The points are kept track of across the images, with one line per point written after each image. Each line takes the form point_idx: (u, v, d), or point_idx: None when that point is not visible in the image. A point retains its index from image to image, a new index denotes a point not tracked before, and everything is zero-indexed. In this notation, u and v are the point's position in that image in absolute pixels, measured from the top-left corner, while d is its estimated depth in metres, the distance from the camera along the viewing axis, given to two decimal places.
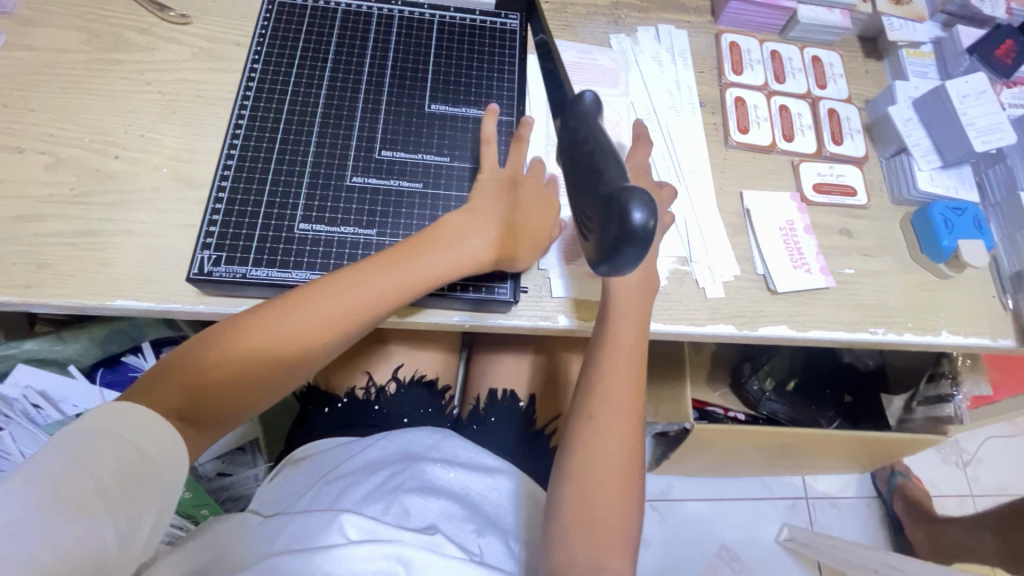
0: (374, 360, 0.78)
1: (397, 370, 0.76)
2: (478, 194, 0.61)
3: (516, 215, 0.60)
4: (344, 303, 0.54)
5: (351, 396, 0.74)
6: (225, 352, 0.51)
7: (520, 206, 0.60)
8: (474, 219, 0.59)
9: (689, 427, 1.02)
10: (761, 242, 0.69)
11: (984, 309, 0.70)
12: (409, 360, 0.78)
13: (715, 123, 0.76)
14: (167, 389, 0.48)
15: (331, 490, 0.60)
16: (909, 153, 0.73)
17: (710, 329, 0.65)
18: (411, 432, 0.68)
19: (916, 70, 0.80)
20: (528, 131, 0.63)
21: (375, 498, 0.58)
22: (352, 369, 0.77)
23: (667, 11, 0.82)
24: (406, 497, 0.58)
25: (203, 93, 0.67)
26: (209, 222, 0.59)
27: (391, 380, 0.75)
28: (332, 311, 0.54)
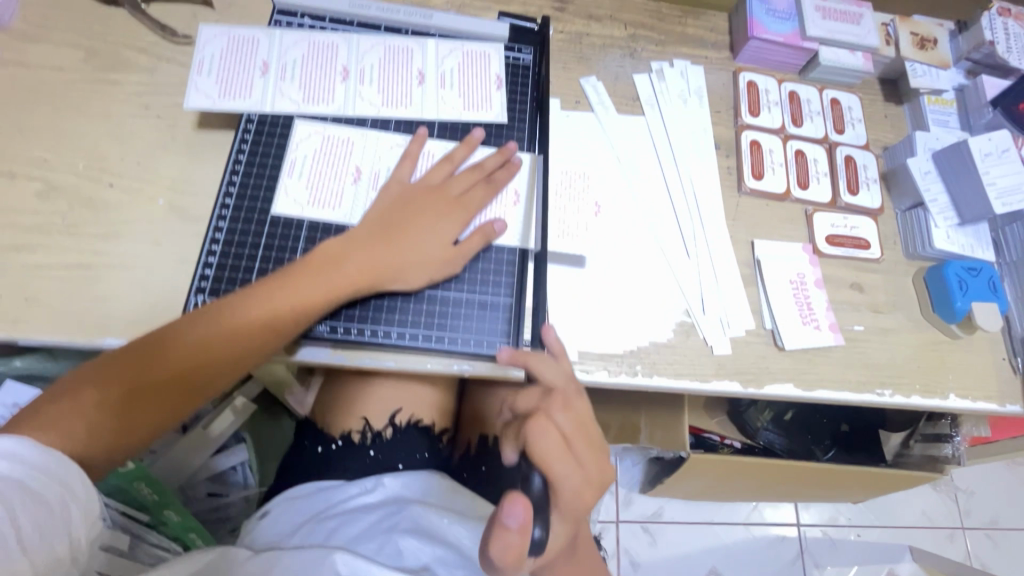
0: (372, 401, 0.74)
1: (393, 414, 0.73)
2: (408, 201, 0.58)
3: (392, 217, 0.57)
4: (220, 331, 0.51)
5: (346, 438, 0.72)
6: (91, 403, 0.48)
7: (470, 202, 0.60)
8: (351, 250, 0.55)
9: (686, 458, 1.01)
10: (771, 297, 0.67)
11: (994, 371, 0.69)
12: (408, 404, 0.74)
13: (729, 167, 0.74)
14: (85, 418, 0.47)
15: (324, 528, 0.60)
16: (926, 208, 0.71)
17: (715, 386, 0.64)
18: (407, 476, 0.67)
19: (937, 118, 0.78)
20: (416, 145, 0.61)
21: (367, 539, 0.58)
22: (347, 408, 0.74)
23: (684, 46, 0.80)
24: (399, 539, 0.58)
25: (203, 120, 0.65)
26: (205, 264, 0.56)
27: (388, 424, 0.72)
28: (230, 330, 0.51)
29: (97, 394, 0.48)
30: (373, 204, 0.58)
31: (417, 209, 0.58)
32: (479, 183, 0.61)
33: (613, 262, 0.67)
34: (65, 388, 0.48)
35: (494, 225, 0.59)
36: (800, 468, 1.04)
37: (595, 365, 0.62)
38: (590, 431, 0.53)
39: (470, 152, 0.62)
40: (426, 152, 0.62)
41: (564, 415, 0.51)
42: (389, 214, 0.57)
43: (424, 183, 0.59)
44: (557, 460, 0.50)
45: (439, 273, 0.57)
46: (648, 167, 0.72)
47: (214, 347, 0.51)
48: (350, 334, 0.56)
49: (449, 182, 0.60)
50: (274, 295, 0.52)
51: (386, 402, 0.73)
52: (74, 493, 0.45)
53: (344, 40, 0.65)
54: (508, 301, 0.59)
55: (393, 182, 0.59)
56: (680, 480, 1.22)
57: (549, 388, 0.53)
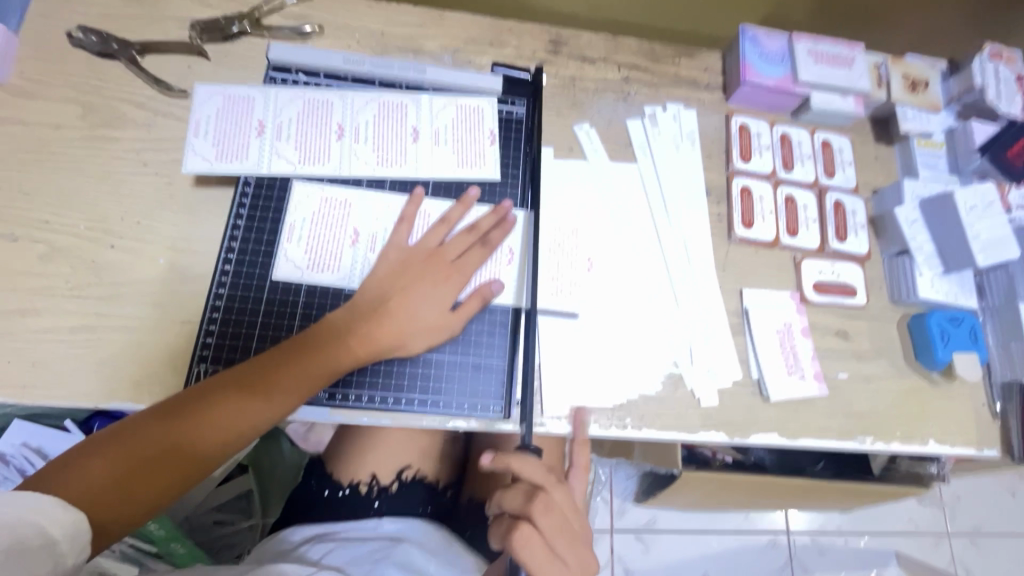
0: (381, 456, 0.75)
1: (400, 470, 0.75)
2: (405, 267, 0.60)
3: (391, 284, 0.59)
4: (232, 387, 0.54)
5: (353, 488, 0.74)
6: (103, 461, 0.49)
7: (467, 264, 0.62)
8: (351, 318, 0.58)
9: (676, 475, 0.99)
10: (758, 347, 0.69)
11: (973, 418, 0.71)
12: (411, 453, 0.76)
13: (720, 214, 0.75)
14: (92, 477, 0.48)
15: (322, 547, 0.66)
16: (911, 257, 0.73)
17: (701, 437, 0.66)
18: (407, 522, 0.71)
19: (926, 161, 0.79)
20: (413, 207, 0.62)
21: (358, 564, 0.63)
22: (354, 458, 0.75)
23: (677, 87, 0.81)
24: (386, 569, 0.63)
25: (200, 176, 0.66)
26: (207, 332, 0.59)
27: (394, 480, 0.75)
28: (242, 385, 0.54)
29: (122, 444, 0.50)
30: (373, 270, 0.60)
31: (416, 277, 0.60)
32: (474, 246, 0.62)
33: (604, 313, 0.68)
34: (92, 442, 0.50)
35: (491, 287, 0.61)
36: (790, 483, 1.01)
37: (586, 419, 0.64)
38: (569, 528, 0.58)
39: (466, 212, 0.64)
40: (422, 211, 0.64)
41: (548, 520, 0.56)
42: (389, 283, 0.59)
43: (421, 249, 0.61)
44: (542, 568, 0.55)
45: (439, 337, 0.60)
46: (639, 215, 0.73)
47: (235, 398, 0.53)
48: (349, 399, 0.59)
49: (445, 246, 0.62)
50: (294, 348, 0.56)
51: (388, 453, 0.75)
52: (53, 516, 0.43)
53: (339, 98, 0.65)
54: (499, 363, 0.62)
55: (392, 248, 0.61)
56: (672, 494, 1.24)
57: (534, 492, 0.57)
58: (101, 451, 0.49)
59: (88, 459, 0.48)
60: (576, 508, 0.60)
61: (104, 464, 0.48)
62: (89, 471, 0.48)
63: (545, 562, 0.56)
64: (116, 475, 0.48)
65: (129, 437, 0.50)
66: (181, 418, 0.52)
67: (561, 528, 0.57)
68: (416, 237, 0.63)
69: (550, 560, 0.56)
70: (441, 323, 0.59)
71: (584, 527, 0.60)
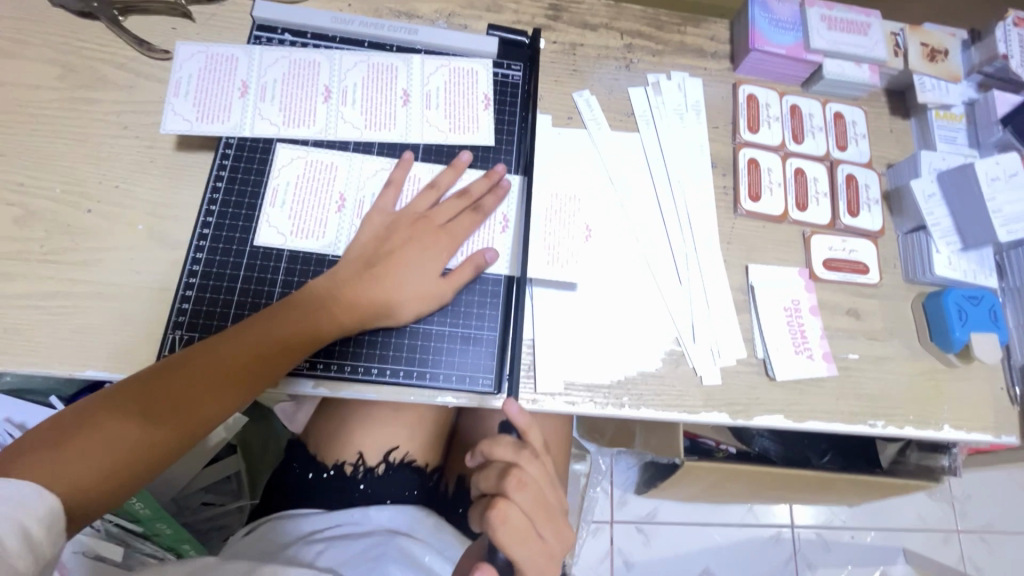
0: (368, 435, 0.73)
1: (388, 451, 0.73)
2: (391, 233, 0.57)
3: (375, 251, 0.56)
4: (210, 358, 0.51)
5: (338, 468, 0.72)
6: (75, 437, 0.45)
7: (457, 232, 0.59)
8: (335, 285, 0.55)
9: (678, 463, 0.96)
10: (764, 325, 0.66)
11: (990, 402, 0.67)
12: (403, 440, 0.74)
13: (726, 187, 0.72)
14: (64, 458, 0.44)
15: (313, 548, 0.62)
16: (927, 232, 0.69)
17: (703, 417, 0.63)
18: (396, 509, 0.69)
19: (944, 134, 0.75)
20: (401, 171, 0.60)
21: (355, 563, 0.60)
22: (341, 439, 0.73)
23: (683, 56, 0.77)
24: (388, 567, 0.60)
25: (182, 140, 0.63)
26: (184, 297, 0.56)
27: (382, 461, 0.72)
28: (222, 356, 0.51)
29: (100, 433, 0.46)
30: (358, 235, 0.57)
31: (403, 243, 0.57)
32: (465, 211, 0.60)
33: (602, 288, 0.65)
34: (58, 430, 0.46)
35: (485, 254, 0.58)
36: (795, 475, 0.97)
37: (581, 396, 0.61)
38: (545, 502, 0.56)
39: (456, 177, 0.61)
40: (411, 177, 0.61)
41: (523, 492, 0.55)
42: (374, 248, 0.57)
43: (409, 214, 0.58)
44: (518, 543, 0.54)
45: (428, 306, 0.57)
46: (640, 187, 0.70)
47: (221, 377, 0.51)
48: (330, 370, 0.56)
49: (434, 211, 0.59)
50: (280, 324, 0.53)
51: (378, 435, 0.73)
52: (30, 509, 0.40)
53: (327, 58, 0.63)
54: (490, 336, 0.60)
55: (377, 212, 0.58)
56: (673, 485, 1.21)
57: (507, 470, 0.56)
58: (75, 442, 0.45)
59: (63, 451, 0.45)
60: (551, 483, 0.59)
61: (86, 456, 0.45)
62: (69, 466, 0.44)
63: (521, 537, 0.54)
64: (104, 468, 0.45)
65: (108, 424, 0.47)
66: (161, 399, 0.49)
67: (535, 503, 0.55)
68: (404, 203, 0.60)
69: (527, 534, 0.54)
70: (428, 292, 0.56)
71: (559, 502, 0.59)
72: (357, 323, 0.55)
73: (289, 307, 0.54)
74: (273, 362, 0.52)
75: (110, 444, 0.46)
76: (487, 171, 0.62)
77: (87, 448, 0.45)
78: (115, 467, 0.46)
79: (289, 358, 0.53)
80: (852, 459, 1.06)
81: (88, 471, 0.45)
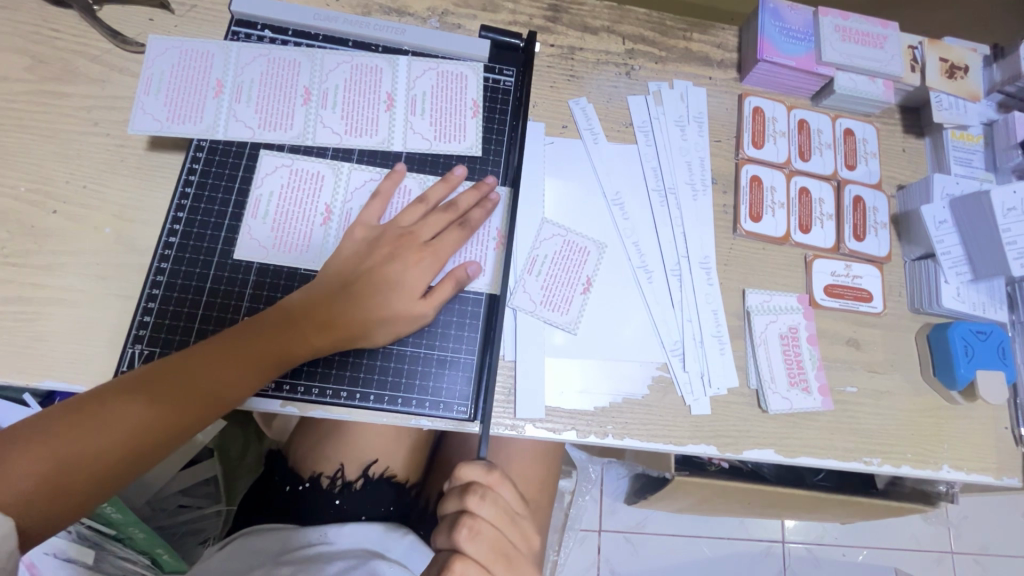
0: (349, 448, 0.70)
1: (368, 465, 0.70)
2: (373, 250, 0.54)
3: (356, 268, 0.54)
4: (173, 374, 0.48)
5: (315, 480, 0.69)
6: (25, 450, 0.43)
7: (441, 249, 0.55)
8: (311, 305, 0.52)
9: (668, 480, 0.93)
10: (758, 353, 0.62)
11: (992, 442, 0.64)
12: (385, 455, 0.71)
13: (726, 206, 0.68)
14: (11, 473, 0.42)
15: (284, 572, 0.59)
16: (937, 261, 0.66)
17: (690, 450, 0.60)
18: (372, 526, 0.67)
19: (959, 157, 0.71)
20: (389, 183, 0.57)
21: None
22: (321, 450, 0.71)
23: (687, 64, 0.73)
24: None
25: (154, 139, 0.60)
26: (146, 310, 0.53)
27: (360, 476, 0.70)
28: (187, 374, 0.48)
29: (44, 449, 0.44)
30: (337, 251, 0.55)
31: (385, 259, 0.54)
32: (451, 226, 0.56)
33: (591, 309, 0.62)
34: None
35: (466, 267, 0.56)
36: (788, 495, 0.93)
37: (563, 423, 0.58)
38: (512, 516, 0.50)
39: (448, 191, 0.58)
40: (397, 193, 0.58)
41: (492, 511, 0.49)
42: (352, 266, 0.54)
43: (393, 227, 0.55)
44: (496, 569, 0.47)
45: (408, 325, 0.54)
46: (636, 202, 0.67)
47: (181, 397, 0.48)
48: (298, 391, 0.54)
49: (420, 226, 0.56)
50: (246, 343, 0.50)
51: (358, 453, 0.70)
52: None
53: (307, 58, 0.59)
54: (468, 359, 0.57)
55: (358, 226, 0.55)
56: (664, 498, 1.18)
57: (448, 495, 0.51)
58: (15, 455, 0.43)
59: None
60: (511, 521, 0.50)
61: (25, 473, 0.43)
62: (5, 482, 0.42)
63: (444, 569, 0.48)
64: (45, 485, 0.43)
65: (50, 442, 0.44)
66: (107, 417, 0.46)
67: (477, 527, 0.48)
68: (389, 215, 0.58)
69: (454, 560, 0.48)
70: (406, 312, 0.53)
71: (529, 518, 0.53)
72: (331, 345, 0.52)
73: (260, 325, 0.51)
74: (240, 381, 0.50)
75: (60, 459, 0.44)
76: (478, 183, 0.59)
77: (29, 464, 0.43)
78: (55, 483, 0.44)
79: (258, 377, 0.50)
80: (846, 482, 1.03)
81: (25, 488, 0.42)
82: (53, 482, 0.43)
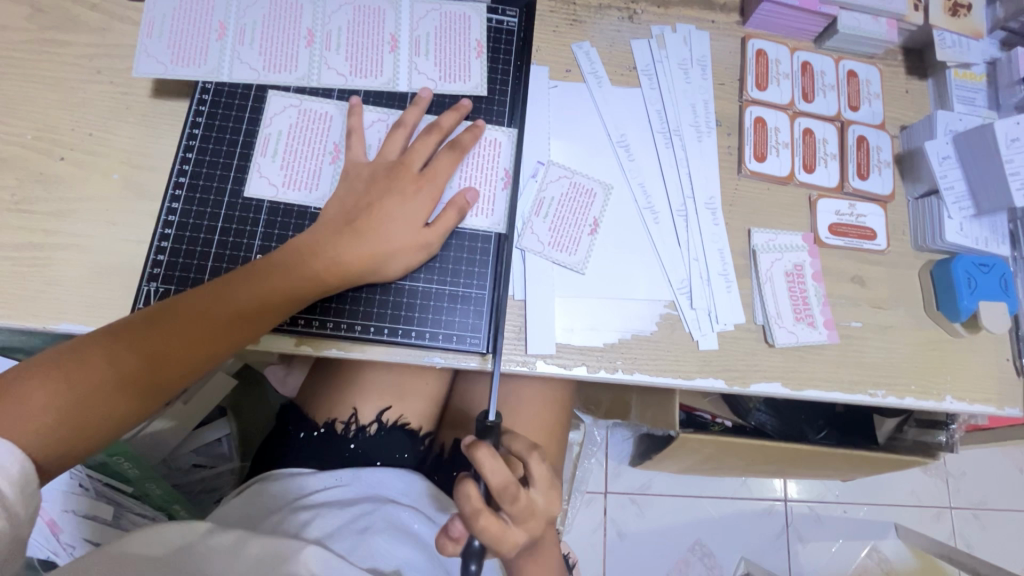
0: (363, 395, 0.73)
1: (381, 411, 0.72)
2: (370, 185, 0.54)
3: (354, 204, 0.54)
4: (188, 311, 0.49)
5: (329, 426, 0.71)
6: (42, 384, 0.43)
7: (441, 182, 0.56)
8: (314, 243, 0.53)
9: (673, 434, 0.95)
10: (765, 290, 0.63)
11: (994, 374, 0.66)
12: (397, 402, 0.74)
13: (730, 147, 0.68)
14: (32, 407, 0.42)
15: (300, 516, 0.60)
16: (940, 197, 0.66)
17: (698, 384, 0.61)
18: (386, 472, 0.68)
19: (962, 95, 0.71)
20: (357, 118, 0.56)
21: (341, 537, 0.59)
22: (333, 398, 0.73)
23: (690, 8, 0.73)
24: (377, 539, 0.60)
25: (157, 87, 0.60)
26: (159, 250, 0.54)
27: (374, 421, 0.72)
28: (200, 311, 0.49)
29: (56, 384, 0.44)
30: (336, 190, 0.55)
31: (382, 195, 0.54)
32: (447, 156, 0.56)
33: (598, 250, 0.63)
34: (18, 377, 0.44)
35: (466, 196, 0.56)
36: (794, 449, 0.93)
37: (573, 359, 0.59)
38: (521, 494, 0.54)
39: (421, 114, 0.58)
40: (369, 125, 0.58)
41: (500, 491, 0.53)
42: (352, 202, 0.54)
43: (382, 161, 0.55)
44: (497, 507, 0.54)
45: (415, 258, 0.55)
46: (642, 145, 0.67)
47: (196, 333, 0.48)
48: (312, 327, 0.55)
49: (409, 155, 0.55)
50: (255, 280, 0.51)
51: (372, 400, 0.73)
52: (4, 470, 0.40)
53: (310, 0, 0.59)
54: (479, 295, 0.58)
55: (351, 166, 0.55)
56: (669, 457, 1.20)
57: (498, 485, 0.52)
58: (26, 390, 0.43)
59: (18, 398, 0.42)
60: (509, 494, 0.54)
61: (40, 407, 0.43)
62: (23, 414, 0.42)
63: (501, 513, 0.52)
64: (61, 420, 0.43)
65: (67, 375, 0.44)
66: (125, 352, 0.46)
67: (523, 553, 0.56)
68: (372, 150, 0.57)
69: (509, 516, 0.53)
70: (411, 247, 0.54)
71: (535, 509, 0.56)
72: (340, 281, 0.53)
73: (270, 264, 0.52)
74: (254, 319, 0.50)
75: (78, 394, 0.44)
76: (454, 105, 0.59)
77: (47, 397, 0.43)
78: (71, 418, 0.44)
79: (271, 316, 0.51)
80: (848, 433, 1.04)
81: (40, 424, 0.43)
82: (73, 414, 0.44)
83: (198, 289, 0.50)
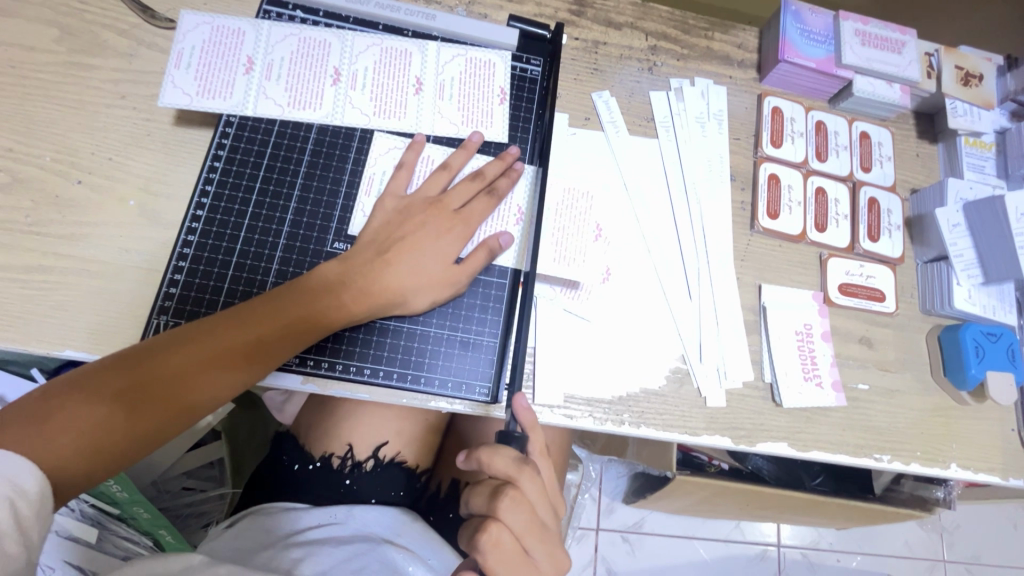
0: (361, 429, 0.72)
1: (379, 448, 0.71)
2: (406, 218, 0.55)
3: (387, 233, 0.55)
4: (216, 337, 0.48)
5: (325, 461, 0.70)
6: (68, 407, 0.43)
7: (472, 218, 0.57)
8: (346, 271, 0.53)
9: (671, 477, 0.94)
10: (774, 348, 0.63)
11: (999, 444, 0.65)
12: (396, 439, 0.72)
13: (744, 203, 0.69)
14: (57, 430, 0.42)
15: (292, 554, 0.58)
16: (949, 263, 0.67)
17: (704, 441, 0.60)
18: (380, 510, 0.67)
19: (972, 163, 0.72)
20: (412, 155, 0.58)
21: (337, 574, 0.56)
22: (332, 432, 0.72)
23: (709, 62, 0.74)
24: None
25: (181, 115, 0.60)
26: (171, 282, 0.54)
27: (371, 456, 0.71)
28: (227, 338, 0.48)
29: (79, 408, 0.43)
30: (370, 220, 0.56)
31: (415, 227, 0.55)
32: (480, 194, 0.58)
33: (610, 298, 0.63)
34: (47, 396, 0.43)
35: (499, 239, 0.56)
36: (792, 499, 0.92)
37: (580, 410, 0.59)
38: (537, 522, 0.49)
39: (468, 158, 0.59)
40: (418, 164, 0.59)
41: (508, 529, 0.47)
42: (386, 232, 0.55)
43: (422, 196, 0.57)
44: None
45: (441, 291, 0.55)
46: (656, 196, 0.67)
47: (221, 358, 0.48)
48: (320, 367, 0.54)
49: (448, 195, 0.57)
50: (270, 311, 0.50)
51: (371, 435, 0.71)
52: (23, 492, 0.38)
53: (338, 39, 0.60)
54: (490, 342, 0.57)
55: (388, 197, 0.56)
56: (664, 497, 1.18)
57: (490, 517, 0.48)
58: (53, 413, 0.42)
59: (44, 420, 0.42)
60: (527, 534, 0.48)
61: (63, 430, 0.42)
62: (44, 439, 0.41)
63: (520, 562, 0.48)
64: (76, 452, 0.42)
65: (92, 398, 0.44)
66: (148, 375, 0.46)
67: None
68: (415, 185, 0.59)
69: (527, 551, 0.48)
70: (438, 278, 0.54)
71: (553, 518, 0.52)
72: (366, 311, 0.53)
73: (298, 291, 0.51)
74: (279, 346, 0.50)
75: (100, 420, 0.43)
76: (500, 152, 0.60)
77: (68, 422, 0.42)
78: (86, 451, 0.43)
79: (296, 344, 0.51)
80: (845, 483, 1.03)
81: (63, 448, 0.42)
82: (95, 440, 0.43)
83: (226, 312, 0.50)
